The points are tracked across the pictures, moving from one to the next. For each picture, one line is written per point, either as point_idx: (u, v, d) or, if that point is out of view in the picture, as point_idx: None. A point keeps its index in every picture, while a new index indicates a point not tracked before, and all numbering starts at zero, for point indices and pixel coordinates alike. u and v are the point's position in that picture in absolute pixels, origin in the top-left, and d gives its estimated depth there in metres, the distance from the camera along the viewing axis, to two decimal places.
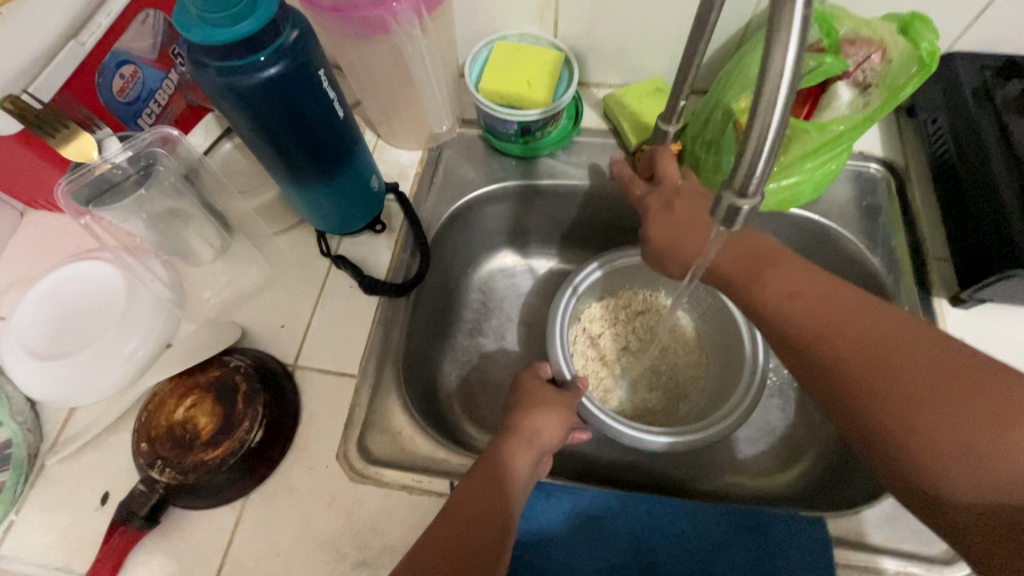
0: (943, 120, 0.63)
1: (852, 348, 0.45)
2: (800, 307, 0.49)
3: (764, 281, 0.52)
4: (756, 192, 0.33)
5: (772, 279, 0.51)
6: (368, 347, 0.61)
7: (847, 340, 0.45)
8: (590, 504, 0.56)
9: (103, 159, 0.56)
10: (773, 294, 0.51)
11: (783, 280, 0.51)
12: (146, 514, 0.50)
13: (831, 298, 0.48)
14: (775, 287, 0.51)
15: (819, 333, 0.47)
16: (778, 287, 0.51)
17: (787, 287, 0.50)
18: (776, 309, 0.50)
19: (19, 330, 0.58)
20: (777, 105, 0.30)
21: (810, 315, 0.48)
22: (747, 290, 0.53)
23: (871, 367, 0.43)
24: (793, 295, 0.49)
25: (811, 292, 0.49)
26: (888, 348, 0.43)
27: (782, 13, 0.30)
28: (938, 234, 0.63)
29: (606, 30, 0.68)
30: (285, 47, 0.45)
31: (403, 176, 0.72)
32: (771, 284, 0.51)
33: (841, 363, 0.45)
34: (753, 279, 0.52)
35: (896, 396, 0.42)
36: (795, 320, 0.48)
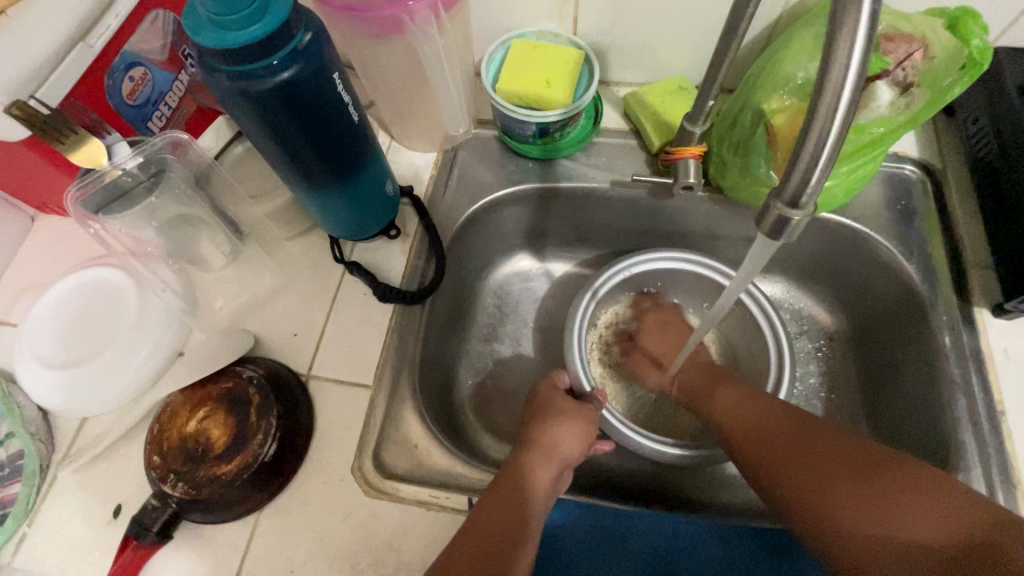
0: (986, 119, 0.60)
1: (777, 449, 0.51)
2: (739, 416, 0.56)
3: (715, 399, 0.60)
4: (808, 203, 0.33)
5: (721, 396, 0.60)
6: (384, 356, 0.59)
7: (773, 440, 0.52)
8: (615, 521, 0.53)
9: (114, 164, 0.55)
10: (719, 407, 0.59)
11: (731, 387, 0.60)
12: (159, 529, 0.49)
13: (761, 406, 0.55)
14: (723, 402, 0.59)
15: (753, 438, 0.53)
16: (724, 404, 0.59)
17: (731, 401, 0.58)
18: (725, 421, 0.57)
19: (30, 339, 0.57)
20: (839, 109, 0.29)
21: (747, 413, 0.56)
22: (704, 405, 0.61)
23: (790, 458, 0.49)
24: (736, 404, 0.57)
25: (748, 403, 0.57)
26: (804, 442, 0.50)
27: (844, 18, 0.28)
28: (979, 239, 0.60)
29: (629, 27, 0.66)
30: (298, 49, 0.43)
31: (418, 179, 0.70)
32: (718, 402, 0.59)
33: (770, 463, 0.51)
34: (706, 398, 0.61)
35: (814, 485, 0.47)
36: (734, 429, 0.56)
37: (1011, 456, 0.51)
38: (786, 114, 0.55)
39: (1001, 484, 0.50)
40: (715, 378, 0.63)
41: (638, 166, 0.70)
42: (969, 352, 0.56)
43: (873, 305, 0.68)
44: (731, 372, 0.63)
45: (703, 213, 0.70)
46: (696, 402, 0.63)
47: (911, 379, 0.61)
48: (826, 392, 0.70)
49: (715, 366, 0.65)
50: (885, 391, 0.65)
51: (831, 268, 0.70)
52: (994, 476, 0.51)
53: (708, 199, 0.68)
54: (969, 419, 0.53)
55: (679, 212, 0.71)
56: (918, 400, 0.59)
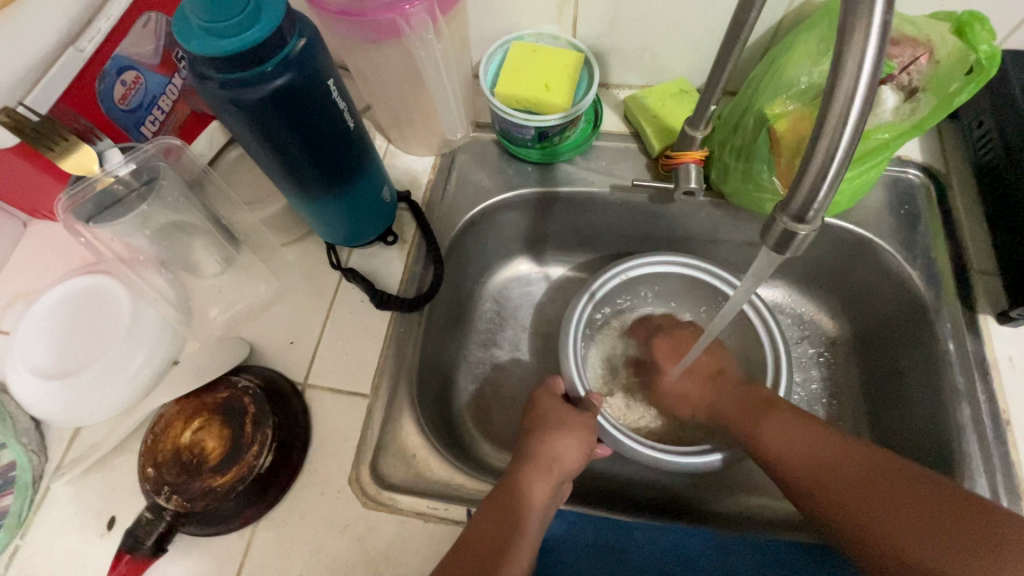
0: (990, 123, 0.59)
1: (853, 492, 0.47)
2: (795, 448, 0.52)
3: (762, 428, 0.56)
4: (815, 218, 0.32)
5: (770, 426, 0.55)
6: (381, 364, 0.58)
7: (843, 482, 0.48)
8: (615, 534, 0.52)
9: (105, 172, 0.53)
10: (769, 439, 0.54)
11: (778, 415, 0.56)
12: (152, 543, 0.48)
13: (821, 440, 0.51)
14: (773, 435, 0.54)
15: (818, 480, 0.49)
16: (775, 437, 0.54)
17: (784, 434, 0.54)
18: (778, 457, 0.53)
19: (22, 348, 0.56)
20: (849, 122, 0.29)
21: (802, 451, 0.52)
22: (750, 435, 0.57)
23: (866, 509, 0.46)
24: (792, 437, 0.53)
25: (804, 437, 0.52)
26: (877, 489, 0.46)
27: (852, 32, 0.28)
28: (983, 245, 0.60)
29: (630, 30, 0.65)
30: (291, 57, 0.42)
31: (416, 184, 0.69)
32: (766, 434, 0.55)
33: (846, 510, 0.47)
34: (751, 427, 0.57)
35: (906, 538, 0.43)
36: (794, 467, 0.52)
37: (1017, 465, 0.51)
38: (789, 119, 0.55)
39: (1006, 494, 0.50)
40: (756, 404, 0.58)
41: (638, 170, 0.69)
42: (974, 360, 0.55)
43: (876, 311, 0.67)
44: (775, 396, 0.59)
45: (704, 218, 0.70)
46: (734, 429, 0.59)
47: (914, 387, 0.60)
48: (827, 398, 0.69)
49: (752, 387, 0.61)
50: (888, 397, 0.64)
51: (834, 273, 0.70)
52: (999, 485, 0.50)
53: (710, 204, 0.67)
54: (973, 428, 0.53)
55: (680, 216, 0.70)
56: (921, 408, 0.59)
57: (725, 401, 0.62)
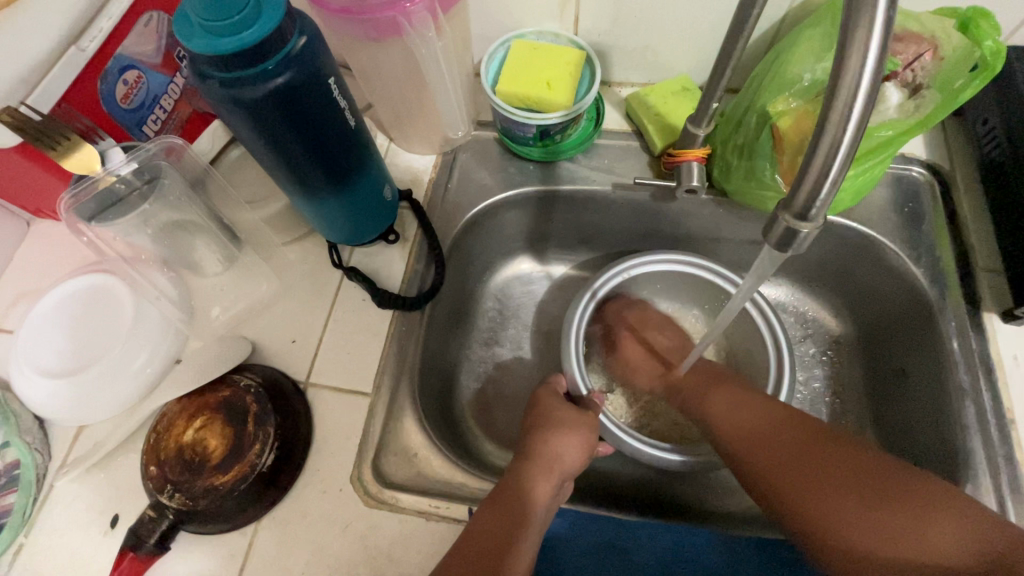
0: (995, 120, 0.59)
1: (782, 457, 0.50)
2: (739, 418, 0.55)
3: (712, 400, 0.59)
4: (818, 215, 0.32)
5: (719, 398, 0.58)
6: (383, 363, 0.58)
7: (775, 448, 0.51)
8: (618, 533, 0.52)
9: (108, 171, 0.54)
10: (717, 409, 0.58)
11: (726, 389, 0.59)
12: (156, 540, 0.49)
13: (762, 413, 0.54)
14: (721, 406, 0.57)
15: (753, 445, 0.53)
16: (722, 408, 0.57)
17: (731, 405, 0.57)
18: (722, 426, 0.56)
19: (25, 347, 0.57)
20: (851, 118, 0.28)
21: (744, 421, 0.55)
22: (701, 409, 0.60)
23: (794, 473, 0.49)
24: (737, 408, 0.56)
25: (748, 409, 0.55)
26: (807, 454, 0.49)
27: (857, 28, 0.28)
28: (989, 243, 0.59)
29: (632, 27, 0.65)
30: (292, 55, 0.42)
31: (417, 182, 0.69)
32: (714, 406, 0.58)
33: (773, 471, 0.50)
34: (702, 400, 0.60)
35: (828, 498, 0.46)
36: (736, 437, 0.54)
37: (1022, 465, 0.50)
38: (791, 117, 0.54)
39: (1011, 494, 0.49)
40: (709, 378, 0.61)
41: (640, 168, 0.69)
42: (978, 358, 0.55)
43: (880, 310, 0.67)
44: (726, 372, 0.61)
45: (706, 216, 0.69)
46: (688, 404, 0.62)
47: (919, 387, 0.60)
48: (830, 396, 0.69)
49: (708, 365, 0.64)
50: (892, 397, 0.64)
51: (837, 272, 0.69)
52: (1003, 486, 0.50)
53: (712, 202, 0.67)
54: (977, 427, 0.53)
55: (682, 215, 0.70)
56: (925, 407, 0.58)
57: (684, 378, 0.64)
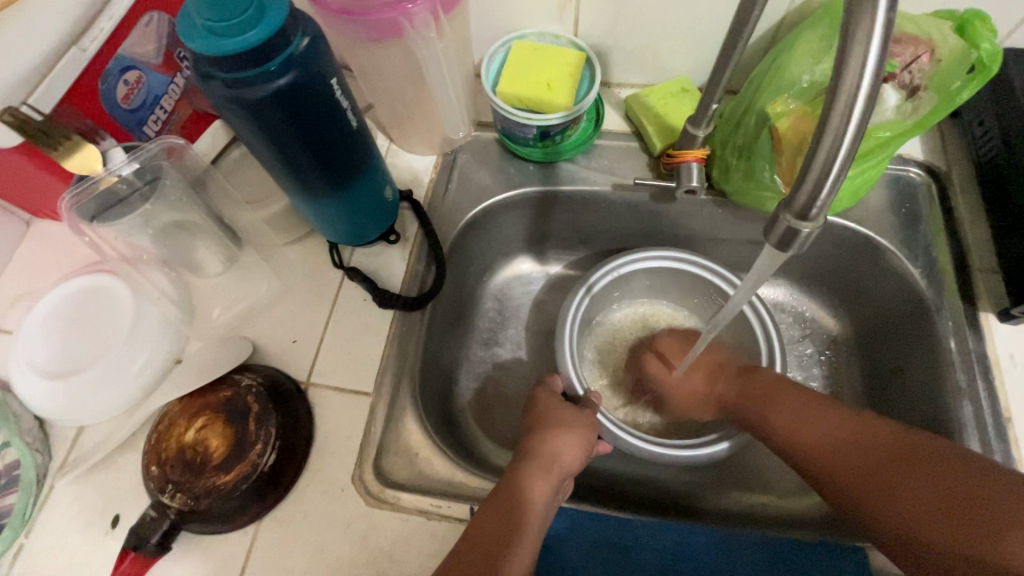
0: (992, 121, 0.59)
1: (866, 471, 0.47)
2: (803, 429, 0.52)
3: (772, 410, 0.55)
4: (818, 214, 0.32)
5: (778, 408, 0.55)
6: (383, 364, 0.58)
7: (853, 461, 0.48)
8: (618, 532, 0.53)
9: (109, 171, 0.55)
10: (780, 422, 0.54)
11: (784, 398, 0.55)
12: (157, 541, 0.49)
13: (833, 422, 0.51)
14: (780, 415, 0.55)
15: (831, 460, 0.49)
16: (780, 414, 0.55)
17: (794, 416, 0.53)
18: (785, 438, 0.53)
19: (25, 347, 0.57)
20: (851, 119, 0.29)
21: (811, 432, 0.52)
22: (759, 419, 0.57)
23: (880, 487, 0.45)
24: (802, 418, 0.53)
25: (812, 416, 0.52)
26: (891, 465, 0.45)
27: (857, 31, 0.28)
28: (985, 243, 0.60)
29: (631, 28, 0.65)
30: (295, 56, 0.42)
31: (417, 182, 0.69)
32: (775, 417, 0.55)
33: (859, 488, 0.46)
34: (758, 411, 0.57)
35: (922, 513, 0.42)
36: (806, 450, 0.51)
37: (1019, 462, 0.51)
38: (790, 118, 0.55)
39: None
40: (763, 387, 0.58)
41: (640, 169, 0.69)
42: (975, 357, 0.55)
43: (878, 311, 0.67)
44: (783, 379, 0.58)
45: (705, 216, 0.70)
46: (737, 410, 0.60)
47: (917, 387, 0.60)
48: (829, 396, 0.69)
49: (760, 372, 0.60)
50: (890, 396, 0.64)
51: (836, 272, 0.70)
52: None
53: (711, 202, 0.67)
54: (974, 425, 0.53)
55: (681, 215, 0.70)
56: (922, 405, 0.59)
57: (732, 387, 0.62)
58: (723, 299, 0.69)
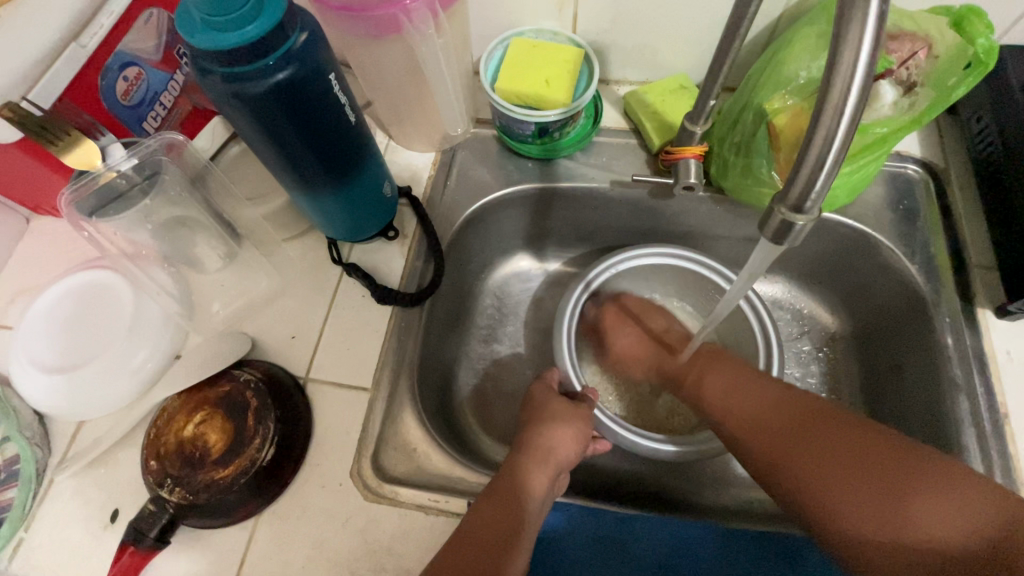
0: (989, 118, 0.60)
1: (779, 434, 0.51)
2: (733, 395, 0.56)
3: (709, 379, 0.59)
4: (813, 208, 0.33)
5: (714, 377, 0.59)
6: (382, 359, 0.59)
7: (770, 426, 0.52)
8: (615, 526, 0.53)
9: (108, 166, 0.53)
10: (714, 390, 0.58)
11: (721, 368, 0.59)
12: (156, 535, 0.49)
13: (758, 390, 0.55)
14: (715, 383, 0.58)
15: (751, 427, 0.53)
16: (715, 383, 0.58)
17: (726, 386, 0.57)
18: (716, 403, 0.57)
19: (25, 341, 0.57)
20: (845, 113, 0.29)
21: (740, 396, 0.56)
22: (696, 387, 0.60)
23: (789, 446, 0.50)
24: (732, 385, 0.57)
25: (743, 384, 0.56)
26: (802, 428, 0.50)
27: (850, 25, 0.28)
28: (983, 241, 0.60)
29: (630, 26, 0.65)
30: (293, 51, 0.42)
31: (416, 179, 0.69)
32: (710, 385, 0.59)
33: (769, 446, 0.51)
34: (696, 380, 0.61)
35: (819, 469, 0.47)
36: (730, 412, 0.55)
37: (1014, 456, 0.51)
38: (787, 114, 0.55)
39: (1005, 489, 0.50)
40: (703, 358, 0.62)
41: (638, 166, 0.69)
42: (971, 354, 0.55)
43: (876, 308, 0.67)
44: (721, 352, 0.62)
45: (703, 214, 0.70)
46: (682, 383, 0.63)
47: (912, 382, 0.61)
48: (826, 392, 0.70)
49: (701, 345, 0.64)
50: (888, 393, 0.64)
51: (833, 269, 0.70)
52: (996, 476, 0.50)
53: (709, 199, 0.68)
54: (971, 420, 0.53)
55: (679, 212, 0.71)
56: (921, 401, 0.59)
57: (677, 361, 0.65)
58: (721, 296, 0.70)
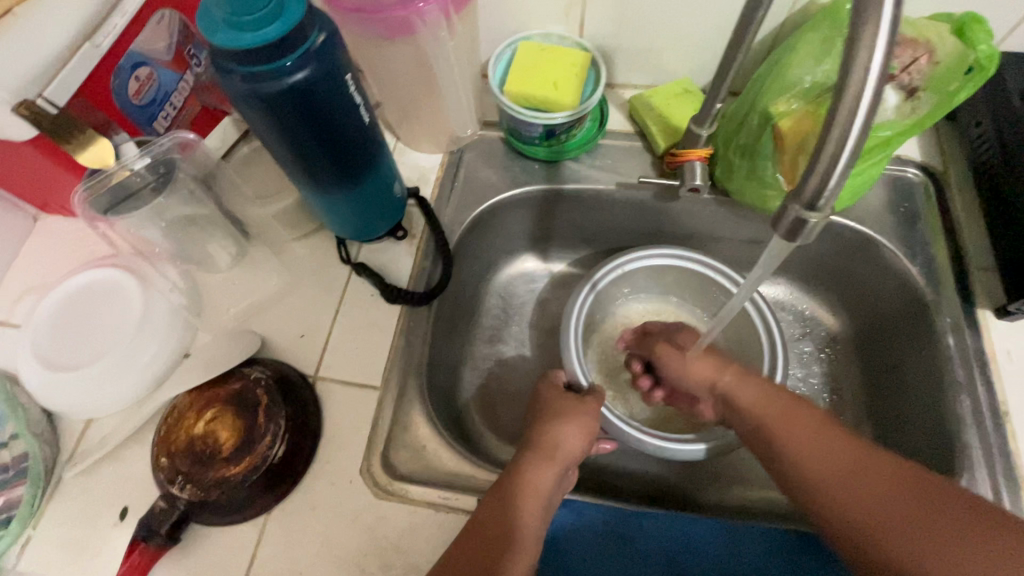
0: (988, 123, 0.61)
1: (887, 513, 0.43)
2: (818, 453, 0.48)
3: (788, 429, 0.51)
4: (826, 205, 0.33)
5: (797, 427, 0.50)
6: (392, 357, 0.59)
7: (890, 506, 0.43)
8: (624, 524, 0.53)
9: (121, 164, 0.55)
10: (791, 442, 0.50)
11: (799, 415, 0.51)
12: (166, 532, 0.49)
13: (850, 453, 0.47)
14: (794, 434, 0.50)
15: (854, 499, 0.45)
16: (795, 435, 0.50)
17: (812, 441, 0.49)
18: (796, 457, 0.49)
19: (35, 337, 0.57)
20: (858, 114, 0.30)
21: (826, 453, 0.48)
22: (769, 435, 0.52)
23: (897, 528, 0.42)
24: (820, 442, 0.49)
25: (830, 441, 0.48)
26: (911, 507, 0.43)
27: (863, 28, 0.29)
28: (982, 243, 0.61)
29: (637, 31, 0.66)
30: (312, 50, 0.43)
31: (424, 180, 0.70)
32: (789, 434, 0.50)
33: (871, 521, 0.44)
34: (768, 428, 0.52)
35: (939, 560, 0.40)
36: (817, 472, 0.47)
37: (1016, 454, 0.52)
38: (793, 118, 0.56)
39: (1007, 487, 0.51)
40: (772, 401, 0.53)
41: (643, 168, 0.70)
42: (971, 354, 0.56)
43: (877, 310, 0.68)
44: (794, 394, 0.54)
45: (707, 215, 0.71)
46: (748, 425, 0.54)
47: (915, 382, 0.61)
48: (828, 394, 0.70)
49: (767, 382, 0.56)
50: (888, 391, 0.65)
51: (835, 271, 0.71)
52: (999, 475, 0.51)
53: (714, 201, 0.69)
54: (972, 419, 0.54)
55: (684, 215, 0.72)
56: (921, 399, 0.60)
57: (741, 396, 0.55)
58: (725, 296, 0.70)
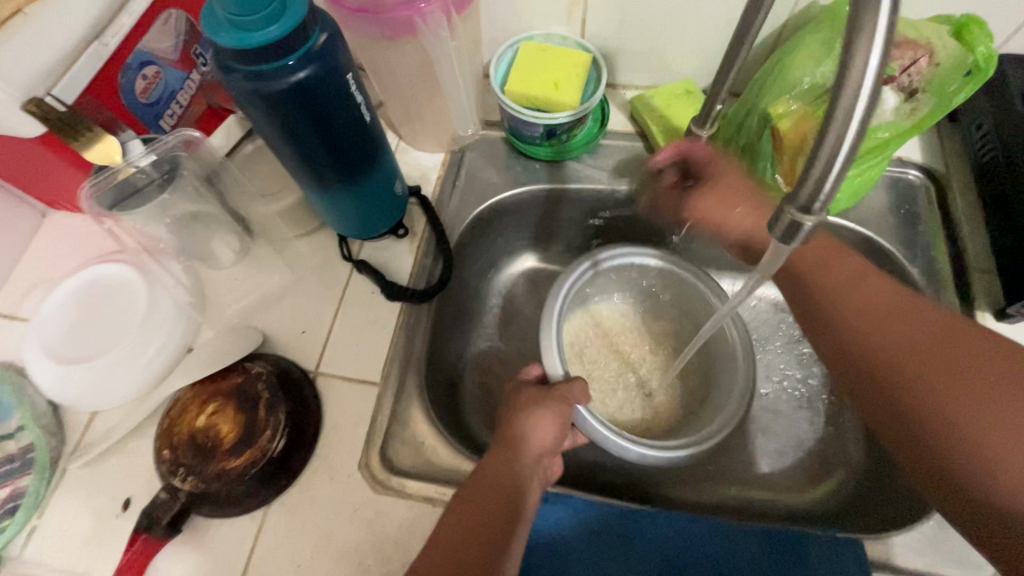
0: (989, 125, 0.61)
1: (902, 338, 0.45)
2: (853, 293, 0.49)
3: (827, 270, 0.52)
4: (821, 207, 0.34)
5: (838, 267, 0.51)
6: (392, 353, 0.60)
7: (908, 336, 0.45)
8: (619, 520, 0.54)
9: (127, 162, 0.55)
10: (828, 278, 0.51)
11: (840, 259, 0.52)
12: (167, 523, 0.50)
13: (885, 292, 0.48)
14: (833, 275, 0.51)
15: (875, 328, 0.47)
16: (835, 275, 0.51)
17: (848, 280, 0.50)
18: (830, 293, 0.51)
19: (42, 331, 0.58)
20: (854, 115, 0.30)
21: (858, 292, 0.49)
22: (805, 272, 0.53)
23: (907, 349, 0.44)
24: (858, 284, 0.50)
25: (866, 283, 0.50)
26: (929, 337, 0.44)
27: (858, 33, 0.29)
28: (982, 246, 0.61)
29: (639, 32, 0.67)
30: (313, 51, 0.44)
31: (425, 178, 0.70)
32: (830, 274, 0.51)
33: (884, 344, 0.46)
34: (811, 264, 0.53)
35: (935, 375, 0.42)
36: (845, 304, 0.49)
37: None
38: (791, 119, 0.56)
39: None
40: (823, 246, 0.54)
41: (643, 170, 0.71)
42: None
43: None
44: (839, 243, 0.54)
45: None
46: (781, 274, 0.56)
47: None
48: (827, 395, 0.70)
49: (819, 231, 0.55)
50: None
51: None
52: None
53: None
54: None
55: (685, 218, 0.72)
56: None
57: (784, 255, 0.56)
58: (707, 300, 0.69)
